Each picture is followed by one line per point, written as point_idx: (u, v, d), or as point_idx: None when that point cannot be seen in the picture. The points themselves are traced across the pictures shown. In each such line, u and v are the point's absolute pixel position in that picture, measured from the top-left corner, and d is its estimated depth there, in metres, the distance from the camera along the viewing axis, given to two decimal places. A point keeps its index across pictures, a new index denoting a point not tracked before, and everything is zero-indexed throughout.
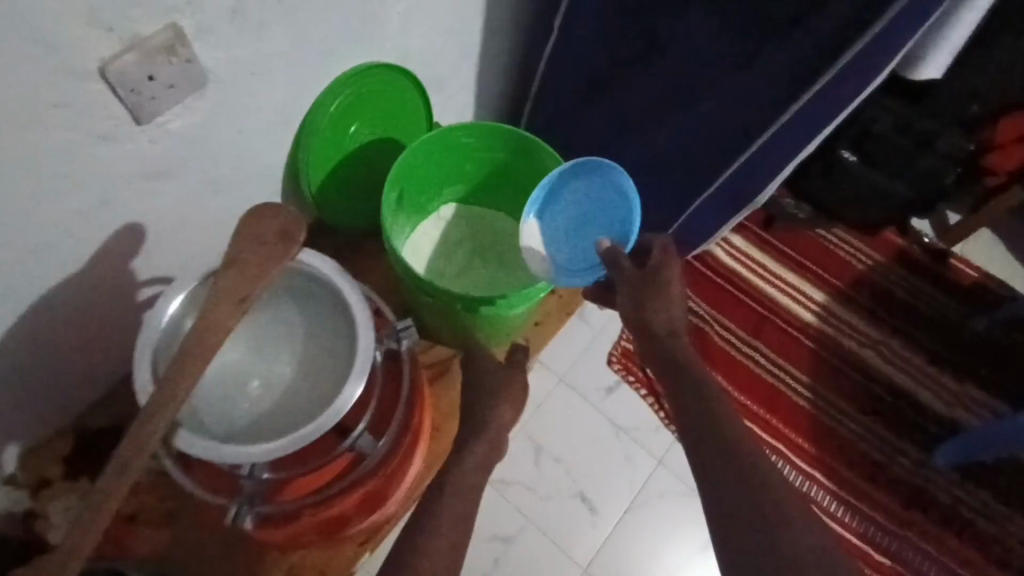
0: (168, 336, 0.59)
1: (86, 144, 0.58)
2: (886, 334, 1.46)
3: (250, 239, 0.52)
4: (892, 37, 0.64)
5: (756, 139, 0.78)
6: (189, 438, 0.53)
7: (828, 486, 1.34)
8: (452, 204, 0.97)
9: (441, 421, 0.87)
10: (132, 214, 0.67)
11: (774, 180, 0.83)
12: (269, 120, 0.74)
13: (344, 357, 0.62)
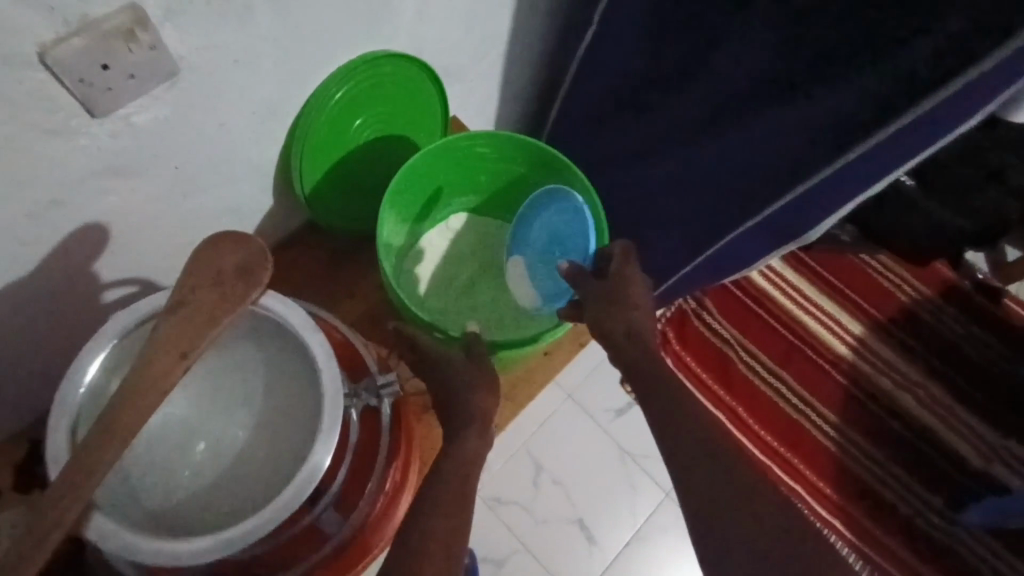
0: (92, 399, 0.52)
1: (30, 137, 0.49)
2: (924, 376, 1.35)
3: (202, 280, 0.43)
4: (1003, 75, 0.53)
5: (811, 178, 0.66)
6: (103, 525, 0.47)
7: (848, 537, 1.25)
8: (463, 213, 0.88)
9: (430, 454, 0.78)
10: (92, 214, 0.59)
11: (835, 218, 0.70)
12: (256, 111, 0.65)
13: (302, 420, 0.56)
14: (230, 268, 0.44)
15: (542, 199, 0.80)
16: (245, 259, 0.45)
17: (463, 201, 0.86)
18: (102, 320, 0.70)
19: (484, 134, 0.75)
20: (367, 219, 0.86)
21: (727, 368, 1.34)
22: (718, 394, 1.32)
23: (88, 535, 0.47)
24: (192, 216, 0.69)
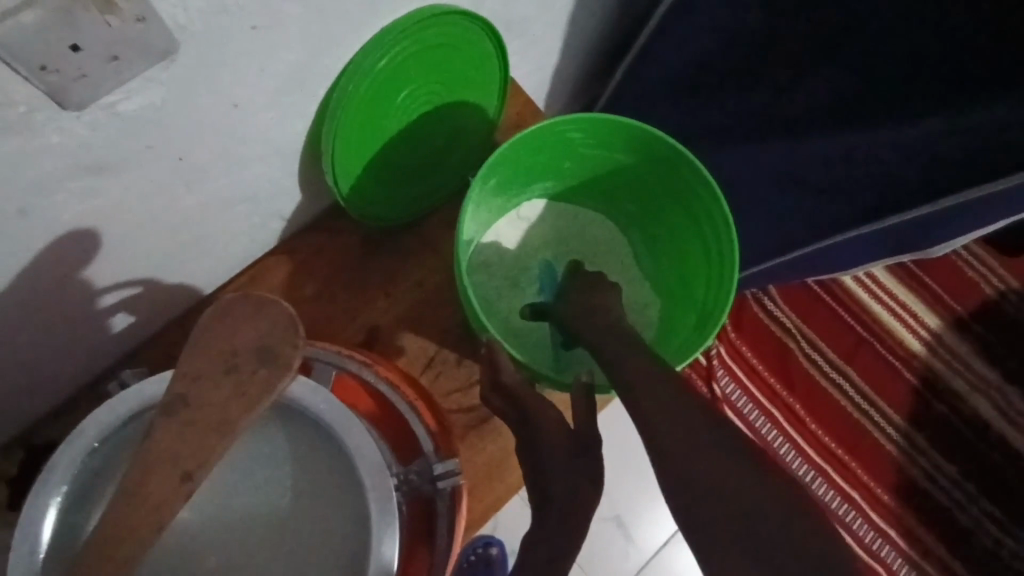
0: (66, 528, 0.43)
1: None
2: (1000, 379, 1.24)
3: (217, 363, 0.39)
4: None
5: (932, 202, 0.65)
6: None
7: (900, 547, 1.17)
8: (542, 199, 0.72)
9: (486, 473, 0.69)
10: (74, 218, 0.47)
11: (953, 240, 0.70)
12: (276, 87, 0.51)
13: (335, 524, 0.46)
14: (247, 352, 0.39)
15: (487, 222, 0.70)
16: (265, 337, 0.40)
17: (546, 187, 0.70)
18: (98, 323, 0.59)
19: (577, 118, 0.57)
20: (411, 204, 0.73)
21: (787, 361, 1.23)
22: (774, 389, 1.21)
23: None
24: (200, 210, 0.57)
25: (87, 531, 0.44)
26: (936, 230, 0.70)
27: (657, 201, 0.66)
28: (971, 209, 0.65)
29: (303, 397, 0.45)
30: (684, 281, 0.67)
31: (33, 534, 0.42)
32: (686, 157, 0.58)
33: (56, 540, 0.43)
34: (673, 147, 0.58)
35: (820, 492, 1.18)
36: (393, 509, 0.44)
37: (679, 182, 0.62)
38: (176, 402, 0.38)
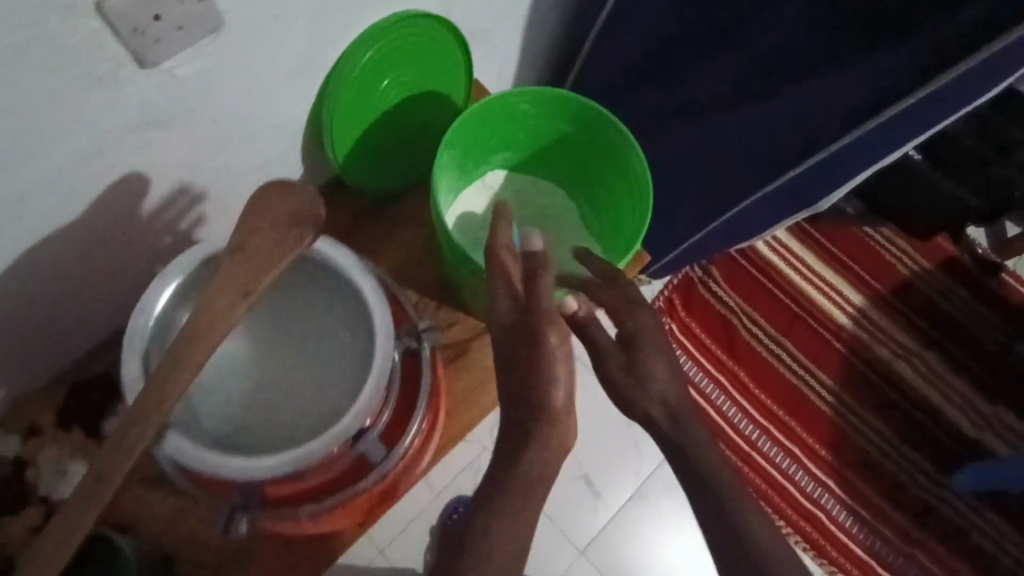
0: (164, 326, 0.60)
1: (81, 86, 0.51)
2: (921, 346, 1.40)
3: (262, 227, 0.52)
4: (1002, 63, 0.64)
5: (807, 158, 0.80)
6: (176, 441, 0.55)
7: (840, 496, 1.30)
8: (503, 169, 0.86)
9: (462, 398, 0.82)
10: (132, 165, 0.61)
11: (839, 192, 0.81)
12: (288, 67, 0.66)
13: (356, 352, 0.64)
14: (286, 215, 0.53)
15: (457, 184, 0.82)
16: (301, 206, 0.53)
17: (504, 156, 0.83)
18: (136, 267, 0.72)
19: (522, 90, 0.71)
20: (395, 179, 0.87)
21: (730, 334, 1.38)
22: (720, 358, 1.36)
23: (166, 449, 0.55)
24: (224, 170, 0.70)
25: (178, 327, 0.60)
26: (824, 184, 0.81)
27: (596, 167, 0.80)
28: (852, 156, 0.76)
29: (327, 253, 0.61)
30: (620, 232, 0.80)
31: (144, 321, 0.58)
32: (610, 122, 0.71)
33: (156, 329, 0.59)
34: (599, 114, 0.71)
35: (765, 448, 1.31)
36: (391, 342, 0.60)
37: (608, 146, 0.75)
38: (231, 253, 0.52)
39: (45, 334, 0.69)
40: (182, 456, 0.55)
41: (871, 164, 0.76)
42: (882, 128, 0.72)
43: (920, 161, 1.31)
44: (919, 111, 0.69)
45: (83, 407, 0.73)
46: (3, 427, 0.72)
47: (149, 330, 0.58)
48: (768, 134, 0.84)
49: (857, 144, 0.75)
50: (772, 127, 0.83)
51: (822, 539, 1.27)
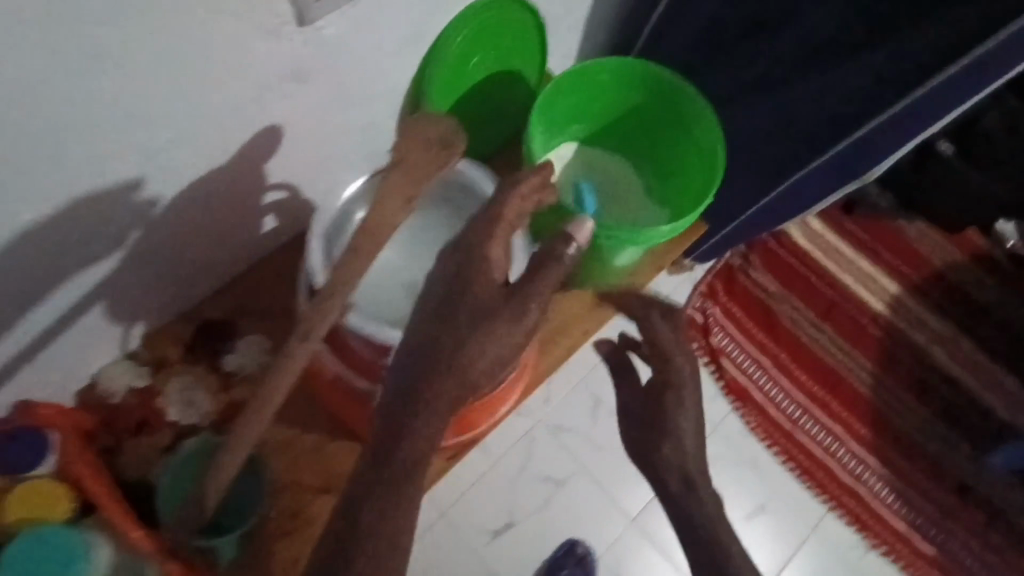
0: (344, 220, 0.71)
1: (253, 37, 0.59)
2: (957, 333, 1.45)
3: (413, 146, 0.52)
4: None
5: (858, 127, 0.89)
6: (360, 320, 0.67)
7: (882, 473, 1.34)
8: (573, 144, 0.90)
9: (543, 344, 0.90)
10: (272, 117, 0.68)
11: (885, 160, 0.90)
12: (401, 36, 0.74)
13: None
14: (437, 136, 0.52)
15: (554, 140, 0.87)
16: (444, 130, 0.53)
17: (575, 132, 0.88)
18: (256, 217, 0.80)
19: (603, 61, 0.80)
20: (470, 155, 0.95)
21: (771, 319, 1.43)
22: (762, 342, 1.41)
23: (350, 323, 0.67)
24: (340, 130, 0.78)
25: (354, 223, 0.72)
26: (872, 153, 0.90)
27: (664, 138, 0.86)
28: (899, 123, 0.85)
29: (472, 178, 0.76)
30: (687, 197, 0.85)
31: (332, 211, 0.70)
32: (687, 88, 0.79)
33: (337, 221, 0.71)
34: (675, 79, 0.79)
35: (809, 428, 1.36)
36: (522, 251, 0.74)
37: (681, 114, 0.82)
38: (390, 167, 0.53)
39: (178, 275, 0.77)
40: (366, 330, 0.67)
41: (916, 133, 0.85)
42: (925, 97, 0.81)
43: (952, 153, 1.39)
44: (963, 77, 0.77)
45: (211, 342, 0.82)
46: (136, 359, 0.80)
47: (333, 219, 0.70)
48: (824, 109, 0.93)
49: (901, 115, 0.84)
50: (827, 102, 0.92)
51: (865, 514, 1.31)
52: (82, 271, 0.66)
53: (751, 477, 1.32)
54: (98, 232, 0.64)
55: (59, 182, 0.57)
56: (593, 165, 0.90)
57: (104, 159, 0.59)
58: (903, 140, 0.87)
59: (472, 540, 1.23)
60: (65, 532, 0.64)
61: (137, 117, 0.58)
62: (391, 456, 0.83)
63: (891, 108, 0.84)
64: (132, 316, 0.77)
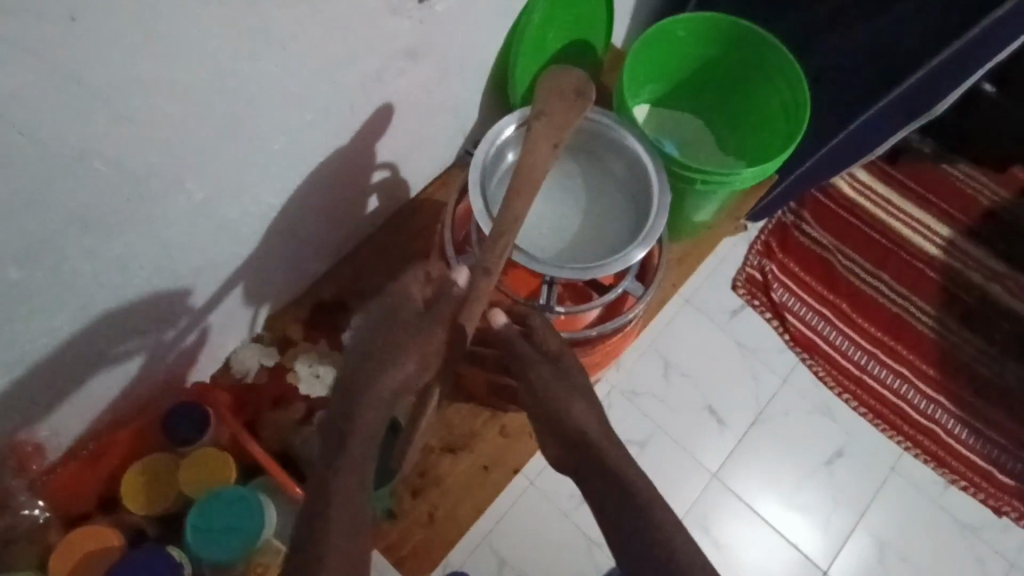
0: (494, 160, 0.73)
1: (382, 16, 0.63)
2: (1011, 270, 1.48)
3: (554, 95, 0.62)
4: None
5: (924, 65, 0.91)
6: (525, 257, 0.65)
7: (953, 410, 1.37)
8: (649, 104, 0.94)
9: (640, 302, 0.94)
10: (386, 95, 0.72)
11: (950, 95, 0.92)
12: (494, 11, 0.78)
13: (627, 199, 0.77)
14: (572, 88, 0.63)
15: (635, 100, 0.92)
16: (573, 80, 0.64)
17: (652, 91, 0.93)
18: (362, 198, 0.84)
19: (683, 17, 0.84)
20: None
21: (829, 271, 1.46)
22: (822, 294, 1.44)
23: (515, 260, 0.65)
24: (437, 107, 0.82)
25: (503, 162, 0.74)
26: (938, 89, 0.92)
27: (738, 89, 0.90)
28: (964, 57, 0.88)
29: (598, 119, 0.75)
30: (767, 142, 0.89)
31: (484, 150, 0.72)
32: (762, 36, 0.83)
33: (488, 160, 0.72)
34: (751, 30, 0.83)
35: (877, 372, 1.39)
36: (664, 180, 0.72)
37: (757, 63, 0.86)
38: (537, 117, 0.62)
39: (296, 258, 0.82)
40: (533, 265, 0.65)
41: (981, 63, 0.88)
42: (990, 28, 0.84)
43: (994, 93, 1.43)
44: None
45: (329, 320, 0.88)
46: (261, 342, 0.85)
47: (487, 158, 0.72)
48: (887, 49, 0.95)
49: (966, 48, 0.87)
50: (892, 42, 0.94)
51: (941, 451, 1.34)
52: (226, 256, 0.70)
53: (824, 425, 1.35)
54: (242, 217, 0.68)
55: (227, 172, 0.61)
56: (672, 124, 0.94)
57: (262, 148, 0.63)
58: (966, 75, 0.90)
59: (562, 503, 1.21)
60: (242, 490, 0.71)
61: (292, 104, 0.62)
62: (505, 414, 0.87)
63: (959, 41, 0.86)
64: (259, 299, 0.81)
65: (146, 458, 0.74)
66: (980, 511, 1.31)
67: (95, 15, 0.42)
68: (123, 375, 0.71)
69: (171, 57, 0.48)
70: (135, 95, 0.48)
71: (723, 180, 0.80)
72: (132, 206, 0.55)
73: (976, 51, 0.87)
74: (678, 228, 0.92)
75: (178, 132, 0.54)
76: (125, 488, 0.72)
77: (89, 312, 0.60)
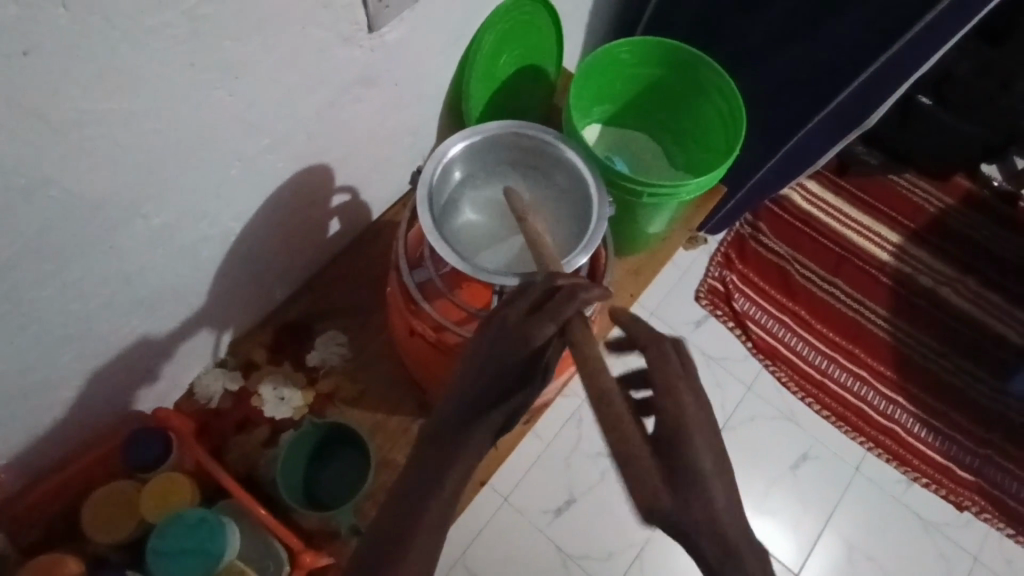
0: (441, 174, 0.75)
1: (334, 45, 0.65)
2: (959, 272, 1.54)
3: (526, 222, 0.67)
4: None
5: (855, 79, 0.97)
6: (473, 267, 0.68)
7: (911, 409, 1.41)
8: (600, 124, 0.99)
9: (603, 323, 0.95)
10: (343, 122, 0.75)
11: (885, 104, 0.98)
12: (445, 39, 0.81)
13: (569, 209, 0.80)
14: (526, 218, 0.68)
15: (587, 120, 0.96)
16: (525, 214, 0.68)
17: (601, 111, 0.97)
18: (325, 221, 0.86)
19: (626, 41, 0.88)
20: None
21: (787, 280, 1.51)
22: (781, 302, 1.49)
23: (463, 267, 0.68)
24: (395, 132, 0.85)
25: (450, 175, 0.77)
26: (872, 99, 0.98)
27: (682, 107, 0.95)
28: (891, 70, 0.93)
29: (539, 133, 0.78)
30: (710, 156, 0.94)
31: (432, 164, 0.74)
32: (701, 58, 0.87)
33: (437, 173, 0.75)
34: (690, 52, 0.88)
35: (837, 376, 1.43)
36: (604, 194, 0.76)
37: (698, 82, 0.90)
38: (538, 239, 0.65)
39: (259, 282, 0.83)
40: (477, 272, 0.68)
41: (906, 76, 0.93)
42: (913, 42, 0.89)
43: (931, 105, 1.50)
44: (945, 22, 0.86)
45: (295, 344, 0.89)
46: (225, 367, 0.86)
47: (436, 173, 0.74)
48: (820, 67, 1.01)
49: (893, 62, 0.92)
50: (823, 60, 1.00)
51: (901, 449, 1.38)
52: (187, 280, 0.71)
53: (791, 430, 1.38)
54: (203, 243, 0.69)
55: (184, 199, 0.63)
56: (623, 142, 0.99)
57: (219, 175, 0.64)
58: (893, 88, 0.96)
59: (536, 519, 1.21)
60: (204, 512, 0.72)
61: (247, 131, 0.64)
62: None
63: (884, 56, 0.92)
64: (222, 324, 0.82)
65: (107, 489, 0.74)
66: (942, 507, 1.34)
67: (43, 50, 0.44)
68: (84, 402, 0.71)
69: (123, 88, 0.50)
70: (91, 128, 0.50)
71: (668, 193, 0.84)
72: (91, 234, 0.57)
73: (902, 65, 0.92)
74: (632, 240, 0.95)
75: (133, 161, 0.55)
76: (90, 516, 0.73)
77: (48, 340, 0.61)
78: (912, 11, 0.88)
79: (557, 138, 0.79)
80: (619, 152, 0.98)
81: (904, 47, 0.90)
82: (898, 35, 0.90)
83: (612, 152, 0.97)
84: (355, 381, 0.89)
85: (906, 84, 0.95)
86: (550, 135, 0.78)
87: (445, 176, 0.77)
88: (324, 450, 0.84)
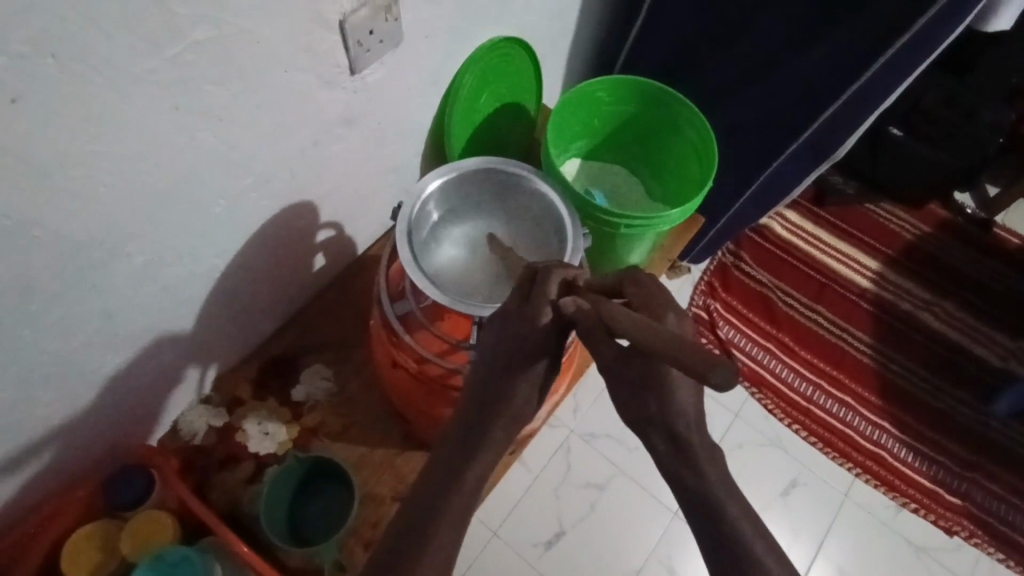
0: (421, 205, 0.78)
1: (316, 87, 0.68)
2: (938, 297, 1.56)
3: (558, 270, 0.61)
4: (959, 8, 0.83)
5: (823, 112, 1.00)
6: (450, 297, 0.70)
7: (896, 434, 1.42)
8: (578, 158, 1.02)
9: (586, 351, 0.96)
10: (326, 159, 0.77)
11: (852, 136, 1.02)
12: (426, 79, 0.84)
13: (543, 240, 0.83)
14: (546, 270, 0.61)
15: (564, 155, 0.99)
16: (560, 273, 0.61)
17: (579, 146, 1.01)
18: (309, 256, 0.87)
19: (600, 80, 0.92)
20: None
21: (770, 308, 1.53)
22: (764, 329, 1.51)
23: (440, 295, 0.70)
24: (378, 168, 0.87)
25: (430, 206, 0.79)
26: (840, 131, 1.02)
27: (656, 142, 0.98)
28: (856, 104, 0.97)
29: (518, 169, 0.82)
30: (685, 189, 0.97)
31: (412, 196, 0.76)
32: (672, 96, 0.91)
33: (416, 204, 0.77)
34: (662, 90, 0.91)
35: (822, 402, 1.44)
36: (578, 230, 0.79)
37: (671, 118, 0.94)
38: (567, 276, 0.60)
39: (243, 318, 0.84)
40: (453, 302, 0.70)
41: (870, 109, 0.97)
42: (874, 77, 0.93)
43: (902, 136, 1.55)
44: (903, 58, 0.90)
45: (280, 380, 0.89)
46: (209, 403, 0.86)
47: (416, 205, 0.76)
48: (790, 101, 1.04)
49: (857, 96, 0.96)
50: (792, 95, 1.04)
51: (888, 474, 1.38)
52: (171, 315, 0.72)
53: (778, 456, 1.39)
54: (187, 279, 0.70)
55: (168, 236, 0.64)
56: (600, 176, 1.02)
57: (203, 213, 0.66)
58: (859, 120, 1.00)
59: (526, 553, 1.20)
60: (184, 552, 0.73)
61: (230, 169, 0.65)
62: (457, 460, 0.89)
63: (849, 91, 0.96)
64: (206, 359, 0.82)
65: (87, 529, 0.73)
66: (932, 532, 1.34)
67: (30, 98, 0.46)
68: (64, 442, 0.70)
69: (107, 132, 0.52)
70: (76, 169, 0.52)
71: (645, 223, 0.87)
72: (75, 271, 0.58)
73: (866, 99, 0.96)
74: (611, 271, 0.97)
75: (117, 200, 0.57)
76: (67, 559, 0.72)
77: (29, 378, 0.61)
78: (873, 48, 0.92)
79: (534, 174, 0.82)
80: (596, 185, 1.01)
81: (866, 83, 0.94)
82: (860, 71, 0.94)
83: (590, 185, 1.00)
84: (340, 415, 0.89)
85: (871, 117, 0.99)
86: (527, 171, 0.82)
87: (425, 207, 0.80)
88: (309, 484, 0.84)
